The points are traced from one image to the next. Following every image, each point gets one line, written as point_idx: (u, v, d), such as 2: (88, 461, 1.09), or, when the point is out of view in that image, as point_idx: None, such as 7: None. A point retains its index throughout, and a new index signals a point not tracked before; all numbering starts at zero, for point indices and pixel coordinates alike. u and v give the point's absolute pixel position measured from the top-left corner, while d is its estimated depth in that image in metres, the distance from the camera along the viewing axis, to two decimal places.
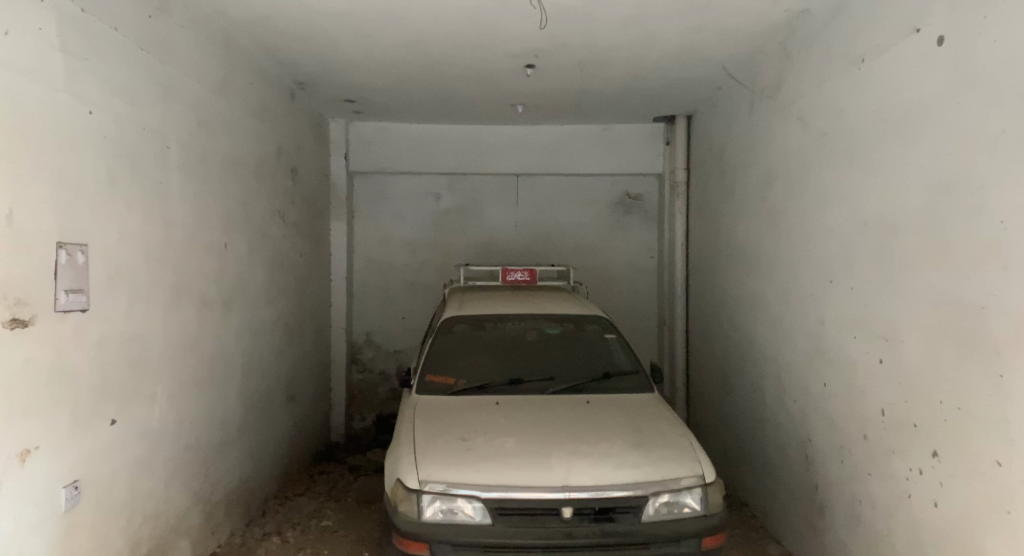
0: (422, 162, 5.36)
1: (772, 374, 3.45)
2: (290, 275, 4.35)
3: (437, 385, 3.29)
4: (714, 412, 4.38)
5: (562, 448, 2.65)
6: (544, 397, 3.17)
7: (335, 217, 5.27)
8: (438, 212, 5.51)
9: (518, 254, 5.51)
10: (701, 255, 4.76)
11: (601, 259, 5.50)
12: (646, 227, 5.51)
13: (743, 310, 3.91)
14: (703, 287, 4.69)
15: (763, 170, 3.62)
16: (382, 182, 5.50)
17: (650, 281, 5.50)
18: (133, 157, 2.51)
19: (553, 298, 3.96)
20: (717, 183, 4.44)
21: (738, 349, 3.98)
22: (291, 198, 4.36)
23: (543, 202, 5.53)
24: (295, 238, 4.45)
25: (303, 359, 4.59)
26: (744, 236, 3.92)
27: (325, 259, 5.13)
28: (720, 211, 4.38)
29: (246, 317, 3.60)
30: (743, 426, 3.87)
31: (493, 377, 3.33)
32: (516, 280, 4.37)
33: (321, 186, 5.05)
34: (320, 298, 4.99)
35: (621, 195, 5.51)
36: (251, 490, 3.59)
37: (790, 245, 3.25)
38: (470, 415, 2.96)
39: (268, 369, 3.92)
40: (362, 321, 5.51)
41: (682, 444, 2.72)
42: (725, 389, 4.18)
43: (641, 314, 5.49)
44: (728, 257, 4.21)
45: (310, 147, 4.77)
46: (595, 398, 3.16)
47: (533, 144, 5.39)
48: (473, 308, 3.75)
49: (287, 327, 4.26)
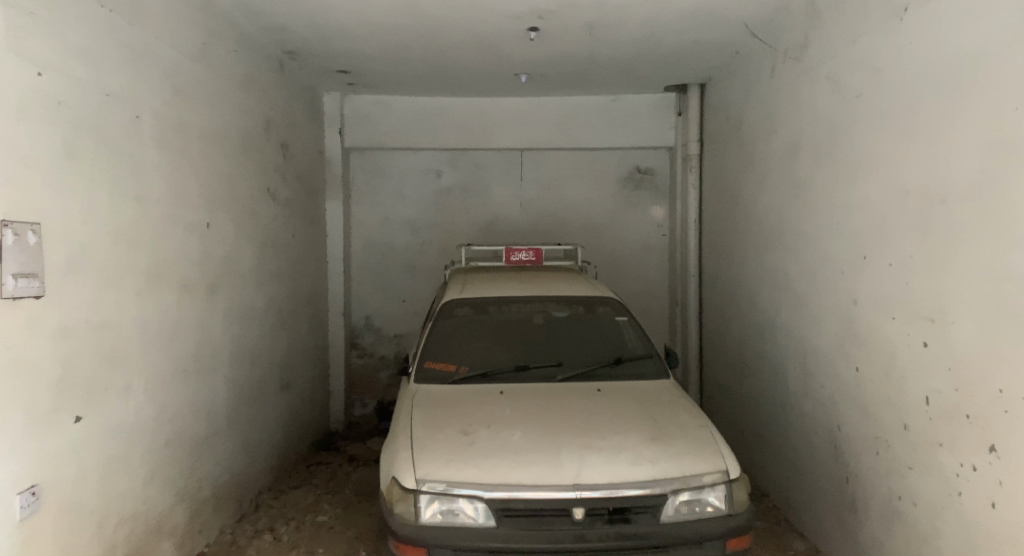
0: (422, 137, 5.11)
1: (797, 358, 3.22)
2: (283, 258, 4.13)
3: (438, 373, 3.08)
4: (731, 397, 4.16)
5: (572, 442, 2.43)
6: (552, 385, 2.95)
7: (331, 196, 5.04)
8: (439, 190, 5.26)
9: (523, 233, 5.28)
10: (716, 232, 4.51)
11: (610, 237, 5.25)
12: (658, 203, 5.25)
13: (764, 290, 3.67)
14: (718, 266, 4.45)
15: (787, 138, 3.36)
16: (380, 159, 5.24)
17: (661, 260, 5.25)
18: (98, 129, 2.28)
19: (561, 278, 3.72)
20: (733, 156, 4.18)
21: (757, 331, 3.75)
22: (283, 175, 4.12)
23: (549, 178, 5.27)
24: (288, 218, 4.22)
25: (299, 345, 4.39)
26: (765, 211, 3.67)
27: (320, 241, 4.91)
28: (737, 184, 4.12)
29: (234, 303, 3.39)
30: (763, 414, 3.65)
31: (497, 363, 3.12)
32: (521, 261, 4.12)
33: (316, 163, 4.80)
34: (316, 282, 4.77)
35: (631, 170, 5.24)
36: (243, 484, 3.41)
37: (818, 218, 3.00)
38: (472, 405, 2.75)
39: (260, 357, 3.72)
40: (362, 305, 5.29)
41: (704, 435, 2.50)
42: (742, 373, 3.97)
43: (652, 294, 5.25)
44: (746, 234, 3.96)
45: (303, 121, 4.53)
46: (607, 386, 2.95)
47: (537, 117, 5.12)
48: (475, 290, 3.52)
49: (280, 313, 4.05)
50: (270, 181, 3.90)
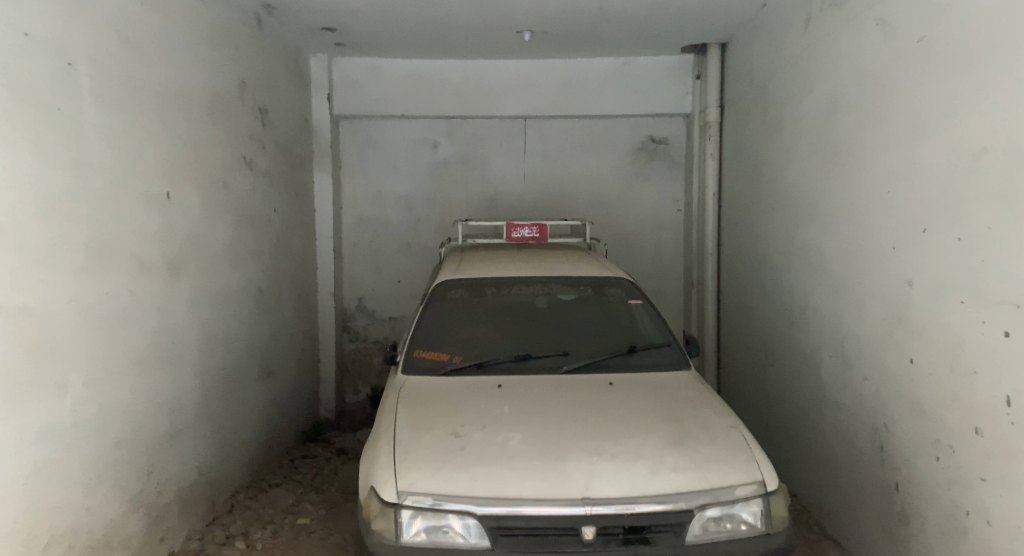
0: (417, 104, 4.71)
1: (834, 346, 2.86)
2: (264, 234, 3.78)
3: (429, 363, 2.73)
4: (753, 386, 3.80)
5: (581, 447, 2.09)
6: (557, 377, 2.60)
7: (319, 168, 4.66)
8: (436, 162, 4.87)
9: (526, 209, 4.89)
10: (736, 206, 4.12)
11: (620, 213, 4.87)
12: (672, 176, 4.85)
13: (794, 270, 3.30)
14: (740, 243, 4.07)
15: (824, 96, 2.96)
16: (373, 128, 4.85)
17: (675, 237, 4.87)
18: (13, 74, 1.92)
19: (568, 258, 3.35)
20: (758, 122, 3.78)
21: (785, 315, 3.39)
22: (262, 143, 3.75)
23: (555, 150, 4.87)
24: (269, 192, 3.86)
25: (283, 329, 4.05)
26: (795, 180, 3.28)
27: (307, 216, 4.55)
28: (762, 153, 3.73)
29: (203, 284, 3.04)
30: (791, 407, 3.29)
31: (495, 352, 2.77)
32: (523, 239, 3.73)
33: (301, 132, 4.43)
34: (303, 261, 4.42)
35: (643, 140, 4.84)
36: (215, 484, 3.09)
37: (863, 187, 2.62)
38: (466, 402, 2.41)
39: (236, 343, 3.38)
40: (354, 285, 4.94)
41: (733, 439, 2.15)
42: (767, 362, 3.61)
43: (665, 275, 4.88)
44: (773, 208, 3.58)
45: (286, 86, 4.14)
46: (619, 378, 2.59)
47: (542, 82, 4.71)
48: (472, 270, 3.15)
49: (261, 294, 3.71)
50: (246, 149, 3.53)
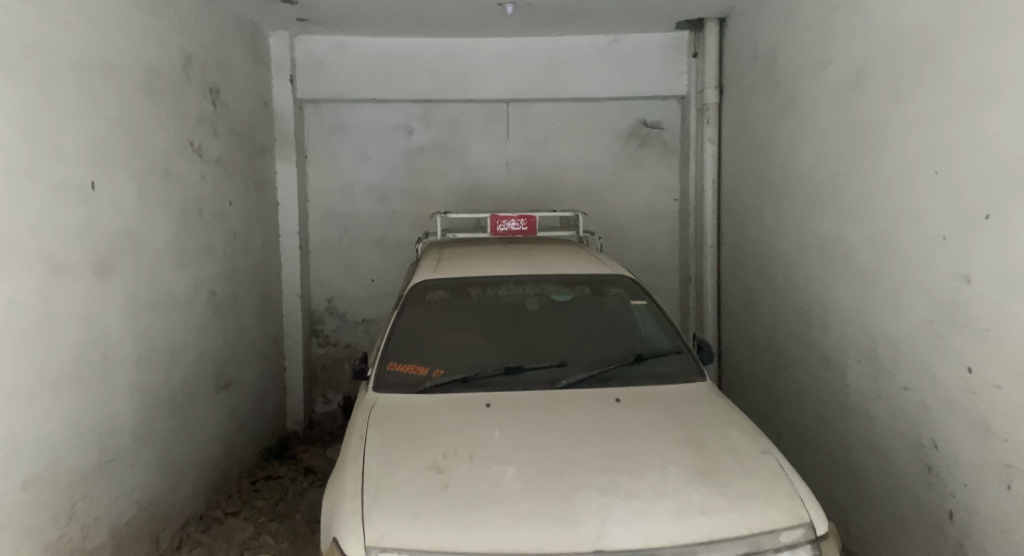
0: (389, 86, 4.29)
1: (863, 349, 2.53)
2: (218, 230, 3.35)
3: (404, 378, 2.35)
4: (762, 391, 3.48)
5: (591, 482, 1.73)
6: (554, 393, 2.24)
7: (281, 156, 4.23)
8: (411, 150, 4.48)
9: (510, 200, 4.52)
10: (739, 195, 3.79)
11: (611, 204, 4.52)
12: (666, 163, 4.51)
13: (810, 262, 2.97)
14: (744, 235, 3.74)
15: (849, 66, 2.62)
16: (340, 113, 4.44)
17: (670, 229, 4.54)
18: None
19: (560, 253, 2.99)
20: (765, 101, 3.44)
21: (800, 314, 3.06)
22: (214, 127, 3.31)
23: (539, 135, 4.50)
24: (223, 182, 3.43)
25: (243, 336, 3.63)
26: (811, 162, 2.94)
27: (270, 210, 4.12)
28: (770, 135, 3.39)
29: (143, 288, 2.60)
30: (809, 415, 2.97)
31: (481, 364, 2.40)
32: (510, 233, 3.37)
33: (260, 117, 3.99)
34: (264, 260, 3.99)
35: (635, 124, 4.49)
36: (162, 518, 2.68)
37: (905, 168, 2.28)
38: (450, 426, 2.03)
39: (186, 355, 2.95)
40: (323, 285, 4.52)
41: (768, 468, 1.81)
42: (778, 364, 3.29)
43: (660, 270, 4.55)
44: (783, 196, 3.25)
45: (241, 64, 3.69)
46: (627, 393, 2.24)
47: (526, 61, 4.32)
48: (452, 268, 2.78)
49: (214, 297, 3.28)
50: (194, 133, 3.09)
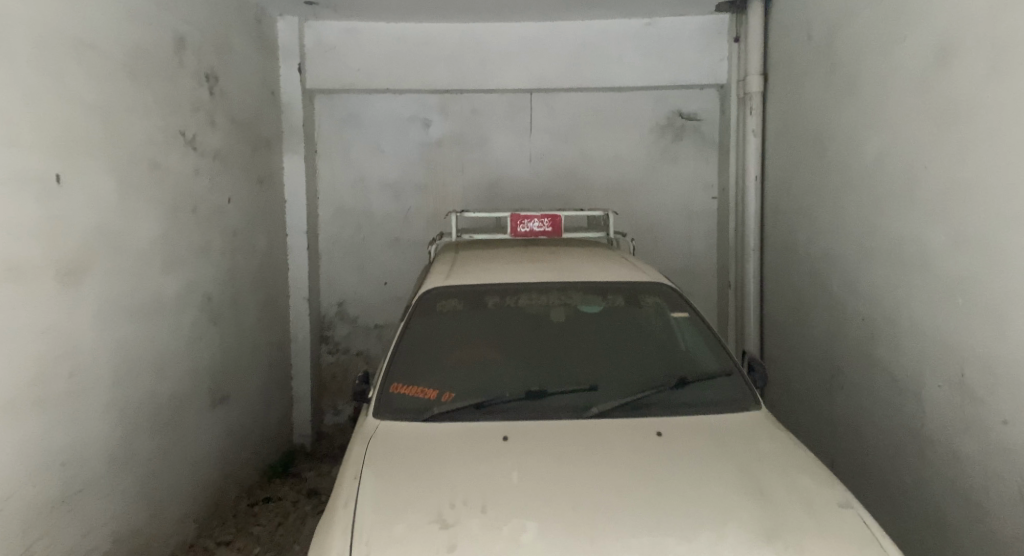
0: (404, 74, 3.99)
1: (948, 372, 2.16)
2: (216, 229, 3.07)
3: (409, 402, 2.04)
4: (815, 412, 3.11)
5: (629, 545, 1.41)
6: (584, 424, 1.92)
7: (289, 150, 3.96)
8: (427, 144, 4.17)
9: (534, 198, 4.20)
10: (788, 193, 3.42)
11: (643, 201, 4.16)
12: (704, 157, 4.14)
13: (876, 268, 2.60)
14: (793, 237, 3.37)
15: (931, 39, 2.24)
16: (352, 104, 4.15)
17: (708, 229, 4.17)
18: None
19: (589, 257, 2.67)
20: (820, 85, 3.06)
21: (862, 327, 2.69)
22: (212, 118, 3.03)
23: (566, 128, 4.16)
24: (222, 178, 3.14)
25: (243, 344, 3.36)
26: (879, 153, 2.57)
27: (276, 207, 3.85)
28: (826, 124, 3.01)
29: (121, 294, 2.32)
30: (873, 443, 2.60)
31: (500, 386, 2.08)
32: (532, 233, 2.96)
33: (266, 108, 3.71)
34: (270, 261, 3.72)
35: (670, 115, 4.13)
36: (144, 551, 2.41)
37: (1008, 159, 1.90)
38: (460, 465, 1.73)
39: (176, 366, 2.68)
40: (333, 288, 4.24)
41: (851, 526, 1.47)
42: (834, 383, 2.92)
43: (696, 274, 4.18)
44: (841, 192, 2.87)
45: (245, 49, 3.41)
46: (669, 426, 1.91)
47: (551, 47, 3.98)
48: (468, 274, 2.46)
49: (211, 303, 3.00)
50: (187, 123, 2.80)
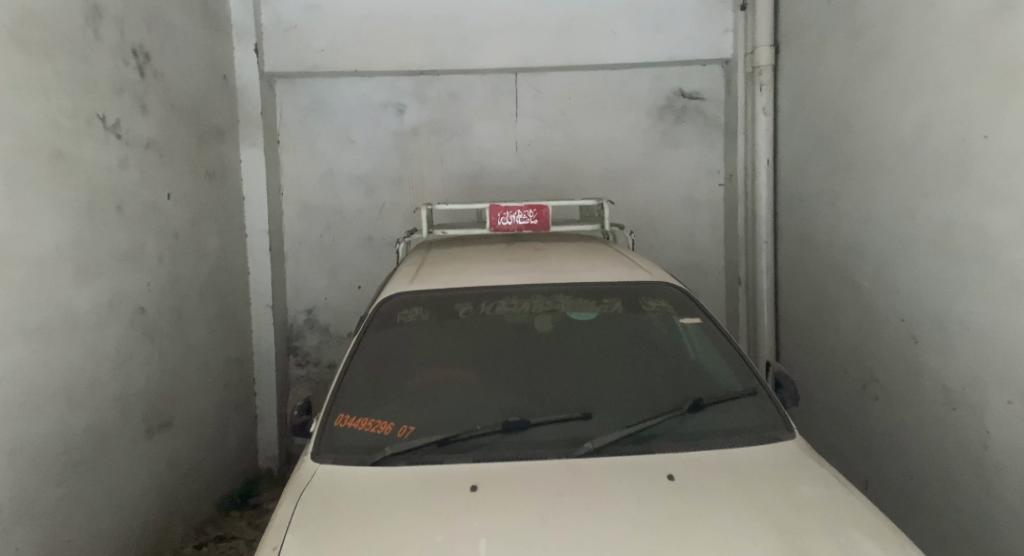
0: (373, 54, 3.55)
1: (1021, 387, 1.77)
2: (151, 230, 2.66)
3: (357, 439, 1.65)
4: (843, 427, 2.71)
5: None
6: (574, 467, 1.52)
7: (246, 141, 3.54)
8: (402, 132, 3.77)
9: (521, 189, 3.79)
10: (806, 177, 3.02)
11: (643, 191, 3.76)
12: (708, 141, 3.74)
13: (919, 261, 2.20)
14: (812, 227, 2.97)
15: None
16: (318, 89, 3.74)
17: (714, 221, 3.77)
18: None
19: (582, 254, 2.26)
20: (841, 51, 2.66)
21: (902, 330, 2.29)
22: (143, 101, 2.61)
23: (555, 111, 3.76)
24: (159, 171, 2.73)
25: (191, 360, 2.95)
26: (920, 123, 2.17)
27: (233, 205, 3.44)
28: (851, 95, 2.60)
29: (14, 311, 1.91)
30: (919, 468, 2.21)
31: (470, 416, 1.68)
32: (515, 227, 2.55)
33: (217, 93, 3.29)
34: (224, 267, 3.31)
35: (670, 96, 3.73)
36: None
37: None
38: (416, 530, 1.35)
39: (97, 391, 2.28)
40: (301, 294, 3.84)
41: None
42: (866, 394, 2.53)
43: (702, 270, 3.79)
44: (871, 173, 2.47)
45: (187, 25, 2.99)
46: (682, 467, 1.52)
47: (538, 21, 3.55)
48: (436, 277, 2.06)
49: (146, 315, 2.60)
50: (107, 106, 2.38)
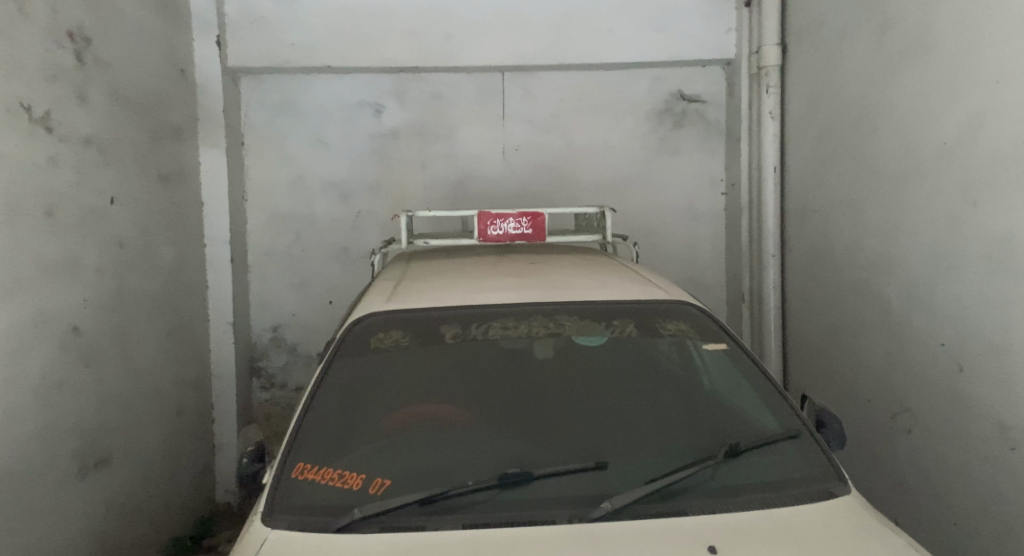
0: (351, 50, 3.25)
1: None
2: (90, 238, 2.31)
3: (321, 495, 1.33)
4: (867, 460, 2.46)
5: None
6: (592, 536, 1.22)
7: (207, 142, 3.20)
8: (380, 133, 3.47)
9: (510, 198, 3.51)
10: (820, 185, 2.77)
11: (640, 201, 3.50)
12: (709, 147, 3.50)
13: (967, 278, 1.95)
14: (828, 240, 2.72)
15: None
16: (288, 86, 3.43)
17: (715, 232, 3.52)
18: None
19: (586, 269, 1.98)
20: (865, 47, 2.42)
21: (944, 356, 2.04)
22: (83, 91, 2.28)
23: (545, 113, 3.49)
24: (101, 171, 2.39)
25: (138, 387, 2.60)
26: (969, 124, 1.92)
27: (191, 212, 3.10)
28: (877, 95, 2.37)
29: None
30: (966, 513, 1.96)
31: (460, 467, 1.38)
32: (507, 236, 2.25)
33: (174, 87, 2.95)
34: (179, 281, 2.96)
35: (669, 99, 3.49)
36: None
37: None
38: None
39: (18, 428, 1.93)
40: (267, 311, 3.50)
41: None
42: (896, 426, 2.27)
43: (703, 285, 3.53)
44: (903, 181, 2.23)
45: (138, 9, 2.66)
46: (725, 535, 1.22)
47: (530, 17, 3.29)
48: (418, 295, 1.76)
49: (81, 337, 2.25)
50: (36, 94, 2.05)
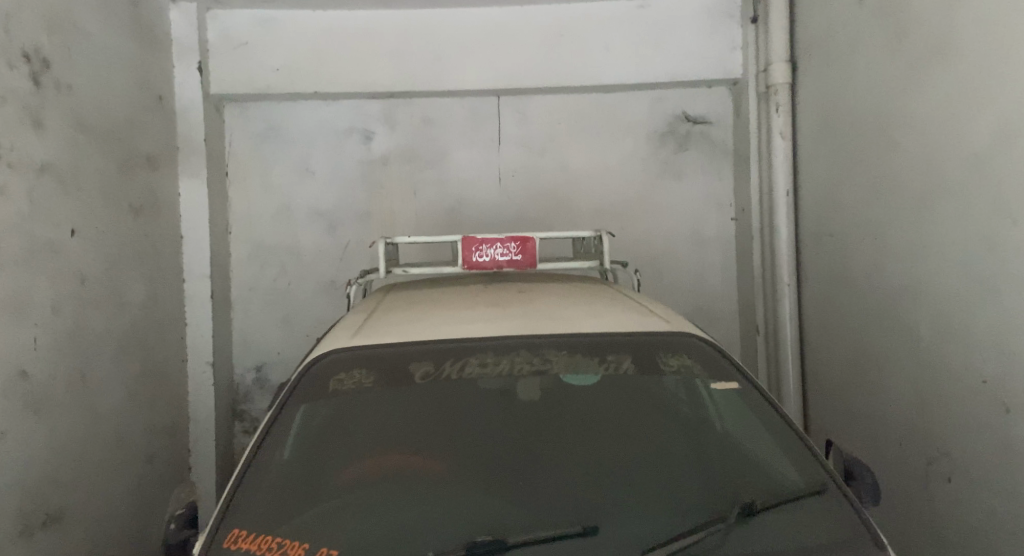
0: (336, 75, 3.13)
1: None
2: (43, 273, 2.14)
3: None
4: (900, 511, 2.19)
5: None
6: None
7: (186, 172, 3.06)
8: (369, 160, 3.32)
9: (505, 225, 3.33)
10: (837, 205, 2.57)
11: (643, 227, 3.31)
12: (715, 169, 3.32)
13: (1010, 306, 1.72)
14: (847, 264, 2.50)
15: None
16: (273, 113, 3.30)
17: (724, 259, 3.31)
18: None
19: (577, 298, 1.77)
20: (881, 55, 2.24)
21: (987, 395, 1.80)
22: (39, 117, 2.14)
23: (542, 137, 3.34)
24: (59, 202, 2.24)
25: (99, 434, 2.40)
26: (1004, 131, 1.72)
27: (167, 246, 2.94)
28: (896, 106, 2.17)
29: None
30: None
31: (422, 538, 1.16)
32: (494, 263, 2.06)
33: (149, 116, 2.82)
34: (151, 318, 2.78)
35: (672, 120, 3.32)
36: None
37: None
38: None
39: None
40: (251, 349, 3.31)
41: None
42: (933, 473, 2.02)
43: (712, 315, 3.31)
44: (930, 197, 2.02)
45: (108, 34, 2.54)
46: None
47: (522, 38, 3.15)
48: (386, 329, 1.55)
49: (30, 381, 2.06)
50: None
